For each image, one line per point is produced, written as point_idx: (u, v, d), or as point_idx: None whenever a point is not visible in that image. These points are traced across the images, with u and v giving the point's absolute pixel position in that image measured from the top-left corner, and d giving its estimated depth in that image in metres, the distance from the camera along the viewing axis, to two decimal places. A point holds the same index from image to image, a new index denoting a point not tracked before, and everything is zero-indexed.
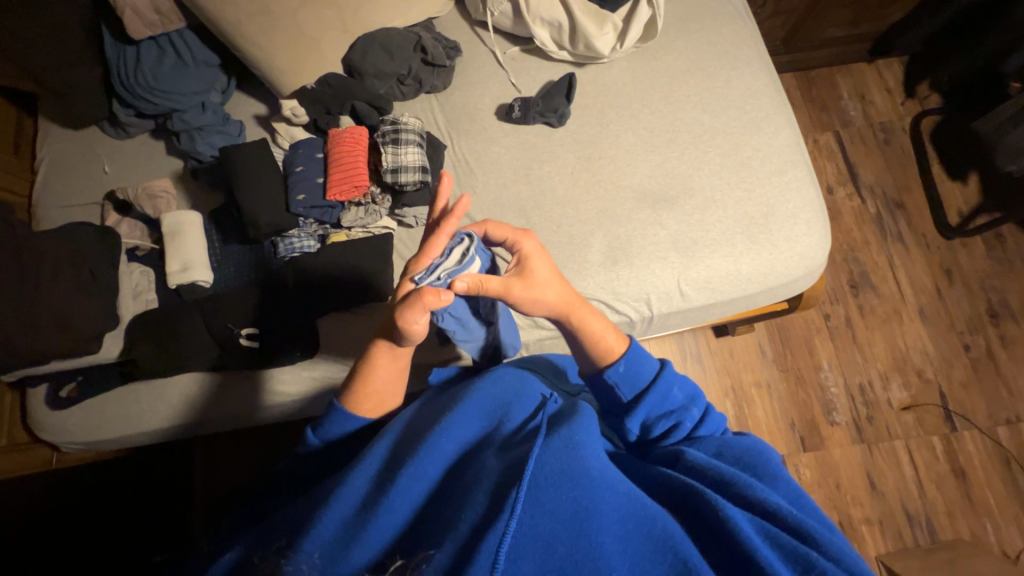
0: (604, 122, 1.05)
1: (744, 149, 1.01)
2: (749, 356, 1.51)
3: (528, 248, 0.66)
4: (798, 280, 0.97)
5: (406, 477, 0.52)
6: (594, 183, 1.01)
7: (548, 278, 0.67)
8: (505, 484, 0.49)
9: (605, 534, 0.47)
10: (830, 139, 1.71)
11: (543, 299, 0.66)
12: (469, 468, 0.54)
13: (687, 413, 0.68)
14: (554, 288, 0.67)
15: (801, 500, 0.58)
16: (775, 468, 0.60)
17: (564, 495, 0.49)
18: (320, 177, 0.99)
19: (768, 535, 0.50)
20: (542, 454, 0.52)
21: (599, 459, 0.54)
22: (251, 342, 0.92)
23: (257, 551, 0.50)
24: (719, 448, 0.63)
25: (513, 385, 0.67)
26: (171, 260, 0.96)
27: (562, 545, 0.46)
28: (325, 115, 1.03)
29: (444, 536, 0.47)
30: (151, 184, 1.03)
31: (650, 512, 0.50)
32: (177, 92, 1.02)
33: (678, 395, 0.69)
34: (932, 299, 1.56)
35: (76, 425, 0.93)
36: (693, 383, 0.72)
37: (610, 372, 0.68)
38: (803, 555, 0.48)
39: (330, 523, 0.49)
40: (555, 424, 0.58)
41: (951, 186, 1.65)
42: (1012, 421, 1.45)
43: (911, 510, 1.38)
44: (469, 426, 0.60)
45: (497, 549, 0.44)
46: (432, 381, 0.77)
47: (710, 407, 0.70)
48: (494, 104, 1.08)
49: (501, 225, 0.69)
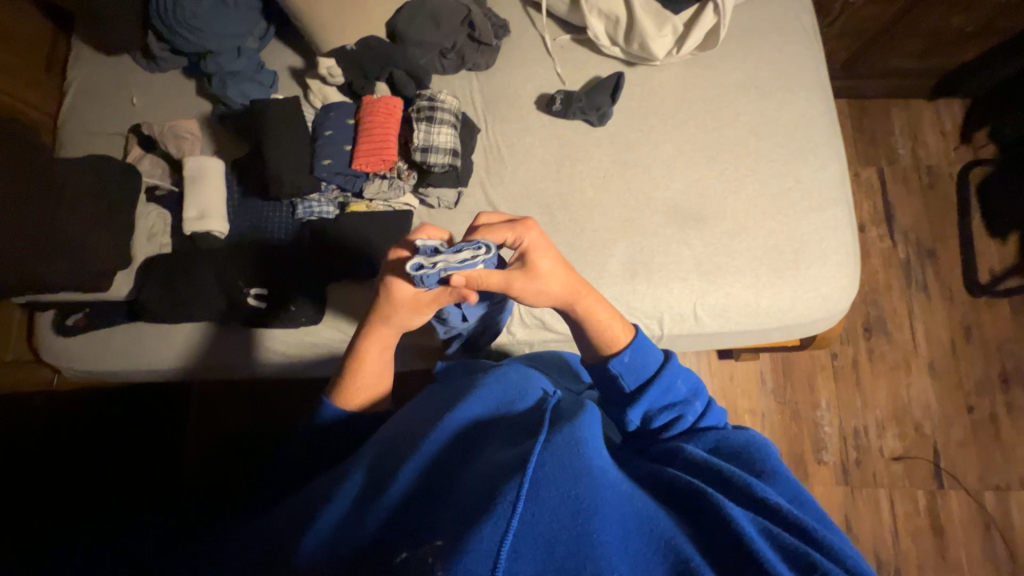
0: (646, 127, 1.01)
1: (785, 180, 0.98)
2: (749, 383, 1.50)
3: (531, 240, 0.67)
4: (816, 321, 0.95)
5: (405, 466, 0.52)
6: (624, 189, 0.98)
7: (551, 268, 0.67)
8: (505, 476, 0.48)
9: (604, 531, 0.46)
10: (872, 175, 1.65)
11: (547, 288, 0.67)
12: (469, 461, 0.54)
13: (687, 408, 0.67)
14: (557, 278, 0.67)
15: (800, 497, 0.56)
16: (773, 464, 0.58)
17: (565, 492, 0.47)
18: (347, 145, 0.97)
19: (769, 536, 0.49)
20: (542, 453, 0.50)
21: (601, 457, 0.54)
22: (257, 302, 0.93)
23: (265, 530, 0.53)
24: (716, 443, 0.62)
25: (517, 383, 0.66)
26: (189, 206, 0.94)
27: (562, 544, 0.44)
28: (361, 79, 1.00)
29: (445, 528, 0.45)
30: (177, 125, 1.01)
31: (650, 516, 0.49)
32: (212, 32, 0.99)
33: (680, 388, 0.69)
34: (945, 354, 1.53)
35: (80, 354, 0.94)
36: (696, 376, 0.71)
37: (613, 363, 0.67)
38: (804, 557, 0.46)
39: (338, 505, 0.51)
40: (555, 423, 0.57)
41: (988, 243, 1.59)
42: (1001, 488, 1.44)
43: (882, 557, 1.38)
44: (472, 409, 0.60)
45: (498, 547, 0.42)
46: (435, 372, 0.79)
47: (712, 401, 0.70)
48: (535, 92, 1.04)
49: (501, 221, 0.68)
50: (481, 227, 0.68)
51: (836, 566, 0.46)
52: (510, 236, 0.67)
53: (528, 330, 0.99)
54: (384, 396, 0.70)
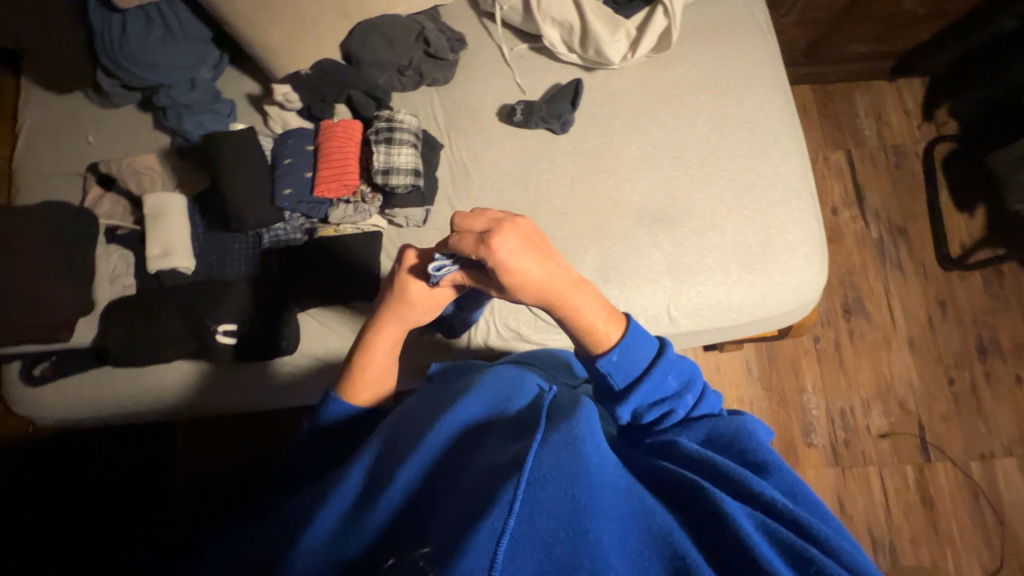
0: (609, 131, 1.02)
1: (749, 174, 0.98)
2: (735, 373, 1.51)
3: (498, 253, 0.57)
4: (789, 313, 0.96)
5: (407, 464, 0.51)
6: (591, 195, 0.98)
7: (522, 274, 0.59)
8: (504, 475, 0.46)
9: (603, 532, 0.44)
10: (841, 158, 1.67)
11: (513, 292, 0.61)
12: (468, 462, 0.51)
13: (680, 401, 0.64)
14: (524, 285, 0.60)
15: (797, 490, 0.54)
16: (768, 454, 0.57)
17: (562, 493, 0.45)
18: (308, 171, 0.97)
19: (765, 530, 0.47)
20: (539, 452, 0.47)
21: (600, 452, 0.50)
22: (227, 339, 0.90)
23: (257, 538, 0.53)
24: (708, 432, 0.61)
25: (513, 376, 0.62)
26: (152, 244, 0.93)
27: (560, 545, 0.42)
28: (319, 102, 1.00)
29: (435, 536, 0.45)
30: (135, 160, 0.99)
31: (649, 510, 0.48)
32: (163, 65, 0.98)
33: (671, 382, 0.64)
34: (923, 329, 1.56)
35: (47, 406, 0.91)
36: (690, 365, 0.67)
37: (601, 362, 0.62)
38: (801, 552, 0.45)
39: (332, 511, 0.50)
40: (552, 420, 0.53)
41: (957, 217, 1.62)
42: (986, 456, 1.47)
43: (876, 534, 1.40)
44: (468, 410, 0.56)
45: (494, 549, 0.41)
46: (432, 372, 0.73)
47: (707, 387, 0.67)
48: (496, 104, 1.04)
49: (467, 231, 0.59)
50: (449, 236, 0.61)
51: (836, 565, 0.44)
52: (475, 249, 0.58)
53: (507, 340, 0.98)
54: (390, 392, 0.70)
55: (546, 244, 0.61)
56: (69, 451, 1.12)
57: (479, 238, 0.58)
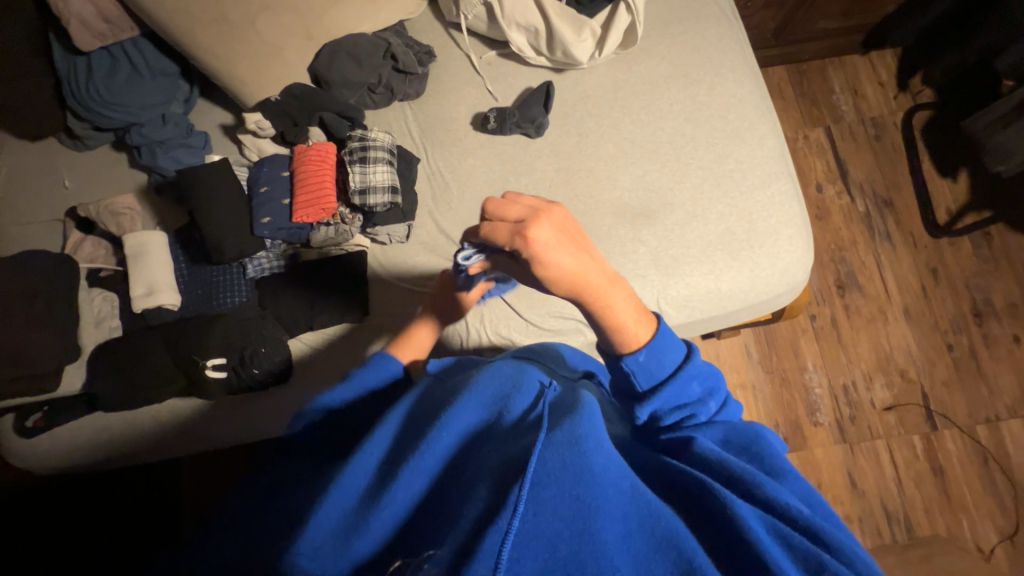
0: (583, 131, 1.02)
1: (726, 161, 0.99)
2: (735, 358, 1.50)
3: (536, 247, 0.51)
4: (778, 296, 0.95)
5: (408, 471, 0.47)
6: (572, 195, 0.98)
7: (558, 268, 0.52)
8: (506, 478, 0.43)
9: (608, 532, 0.40)
10: (820, 135, 1.68)
11: (543, 286, 0.55)
12: (472, 462, 0.48)
13: (703, 406, 0.60)
14: (556, 282, 0.53)
15: (813, 498, 0.51)
16: (783, 462, 0.54)
17: (566, 493, 0.42)
18: (286, 198, 0.96)
19: (778, 535, 0.44)
20: (544, 451, 0.45)
21: (605, 454, 0.47)
22: (217, 373, 0.88)
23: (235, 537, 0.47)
24: (726, 433, 0.57)
25: (512, 374, 0.58)
26: (135, 284, 0.93)
27: (565, 543, 0.39)
28: (292, 128, 1.00)
29: (443, 536, 0.41)
30: (114, 202, 0.97)
31: (653, 507, 0.44)
32: (131, 105, 0.98)
33: (695, 389, 0.60)
34: (917, 298, 1.56)
35: (43, 456, 0.90)
36: (716, 373, 0.62)
37: (627, 360, 0.57)
38: (813, 557, 0.42)
39: (333, 509, 0.45)
40: (556, 419, 0.50)
41: (940, 183, 1.63)
42: (991, 420, 1.47)
43: (890, 507, 1.40)
44: (467, 416, 0.53)
45: (499, 548, 0.37)
46: (429, 370, 0.69)
47: (728, 398, 0.63)
48: (469, 113, 1.04)
49: (503, 219, 0.53)
50: (480, 223, 0.55)
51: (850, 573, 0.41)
52: (511, 240, 0.52)
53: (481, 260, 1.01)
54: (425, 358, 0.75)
55: (584, 237, 0.54)
56: (70, 497, 1.11)
57: (513, 229, 0.52)
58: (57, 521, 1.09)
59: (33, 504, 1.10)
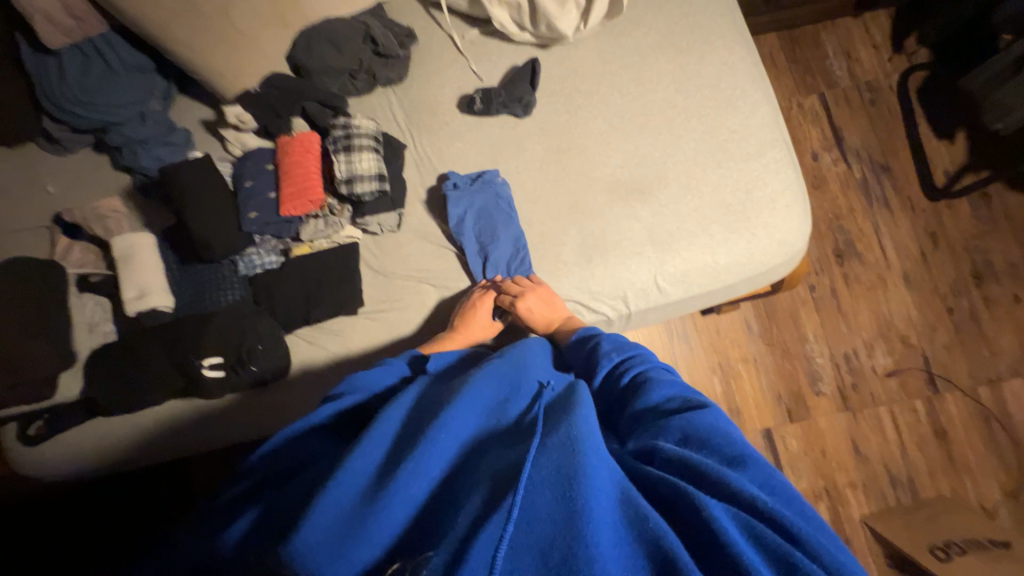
0: (572, 108, 1.00)
1: (721, 132, 0.97)
2: (736, 332, 1.48)
3: (524, 304, 0.85)
4: (777, 267, 0.94)
5: (411, 466, 0.44)
6: (563, 175, 0.97)
7: (540, 317, 0.86)
8: (501, 483, 0.43)
9: (600, 535, 0.39)
10: (815, 103, 1.64)
11: (527, 325, 0.87)
12: (471, 470, 0.47)
13: (604, 362, 0.67)
14: (534, 321, 0.85)
15: (773, 482, 0.47)
16: (742, 446, 0.50)
17: (560, 497, 0.41)
18: (272, 192, 0.95)
19: (750, 533, 0.41)
20: (538, 457, 0.44)
21: (603, 458, 0.46)
22: (215, 371, 0.87)
23: (238, 529, 0.45)
24: (683, 430, 0.52)
25: (509, 377, 0.60)
26: (127, 287, 0.91)
27: (557, 552, 0.38)
28: (275, 119, 0.98)
29: (441, 538, 0.40)
30: (99, 205, 0.96)
31: (641, 509, 0.41)
32: (108, 106, 0.95)
33: (605, 346, 0.70)
34: (917, 263, 1.55)
35: (47, 462, 0.90)
36: (632, 342, 0.71)
37: (572, 337, 0.77)
38: (785, 556, 0.39)
39: (327, 510, 0.41)
40: (552, 421, 0.50)
41: (938, 146, 1.60)
42: (993, 380, 1.47)
43: (893, 472, 1.41)
44: (468, 421, 0.52)
45: (493, 556, 0.38)
46: (428, 368, 0.69)
47: (644, 355, 0.68)
48: (455, 96, 1.02)
49: (503, 288, 0.88)
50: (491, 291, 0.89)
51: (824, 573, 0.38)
52: (507, 297, 0.87)
53: (470, 189, 0.95)
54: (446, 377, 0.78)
55: (554, 297, 0.87)
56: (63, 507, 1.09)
57: (512, 297, 0.86)
58: (67, 525, 1.08)
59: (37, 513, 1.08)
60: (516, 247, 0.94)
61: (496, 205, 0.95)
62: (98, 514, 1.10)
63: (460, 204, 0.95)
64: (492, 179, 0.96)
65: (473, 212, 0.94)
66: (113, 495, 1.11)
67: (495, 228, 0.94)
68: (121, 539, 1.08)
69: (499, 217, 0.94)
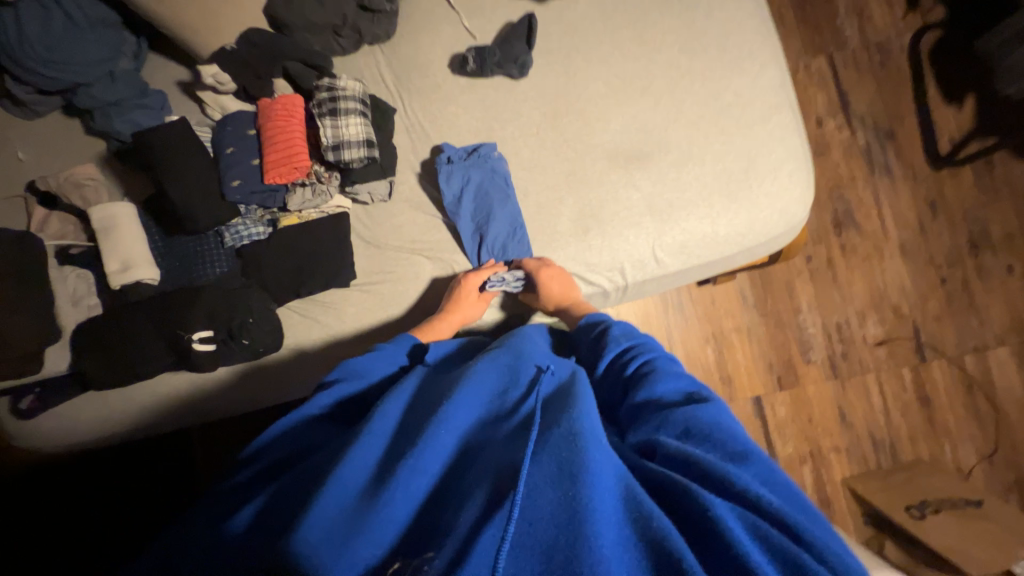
0: (571, 69, 0.95)
1: (724, 95, 0.93)
2: (731, 303, 1.48)
3: (546, 272, 0.85)
4: (777, 238, 0.93)
5: (410, 466, 0.45)
6: (560, 142, 0.93)
7: (552, 297, 0.85)
8: (501, 478, 0.42)
9: (605, 535, 0.37)
10: (823, 65, 1.57)
11: (541, 294, 0.85)
12: (471, 467, 0.46)
13: (611, 346, 0.68)
14: (549, 294, 0.84)
15: (774, 478, 0.47)
16: (745, 442, 0.49)
17: (562, 494, 0.40)
18: (255, 158, 0.91)
19: (757, 534, 0.40)
20: (538, 454, 0.43)
21: (605, 451, 0.44)
22: (205, 345, 0.85)
23: (245, 517, 0.45)
24: (686, 424, 0.51)
25: (507, 365, 0.59)
26: (109, 260, 0.88)
27: (559, 553, 0.36)
28: (255, 80, 0.91)
29: (443, 539, 0.39)
30: (74, 172, 0.91)
31: (646, 507, 0.40)
32: (74, 63, 0.88)
33: (614, 331, 0.70)
34: (914, 233, 1.54)
35: (47, 434, 0.90)
36: (642, 331, 0.71)
37: (581, 320, 0.78)
38: (792, 556, 0.38)
39: (331, 503, 0.43)
40: (552, 413, 0.49)
41: (945, 111, 1.56)
42: (979, 349, 1.50)
43: (877, 437, 1.45)
44: (466, 415, 0.52)
45: (495, 553, 0.36)
46: (427, 359, 0.69)
47: (652, 344, 0.67)
48: (445, 54, 0.96)
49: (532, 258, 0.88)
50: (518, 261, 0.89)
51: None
52: (533, 266, 0.86)
53: (464, 164, 0.91)
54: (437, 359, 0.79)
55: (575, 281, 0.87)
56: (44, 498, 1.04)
57: (540, 262, 0.87)
58: (63, 529, 1.03)
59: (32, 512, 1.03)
60: (512, 227, 0.91)
61: (493, 180, 0.92)
62: (99, 514, 1.04)
63: (454, 180, 0.91)
64: (488, 154, 0.92)
65: (468, 185, 0.91)
66: (113, 494, 1.05)
67: (490, 210, 0.91)
68: (125, 539, 1.03)
69: (496, 193, 0.91)
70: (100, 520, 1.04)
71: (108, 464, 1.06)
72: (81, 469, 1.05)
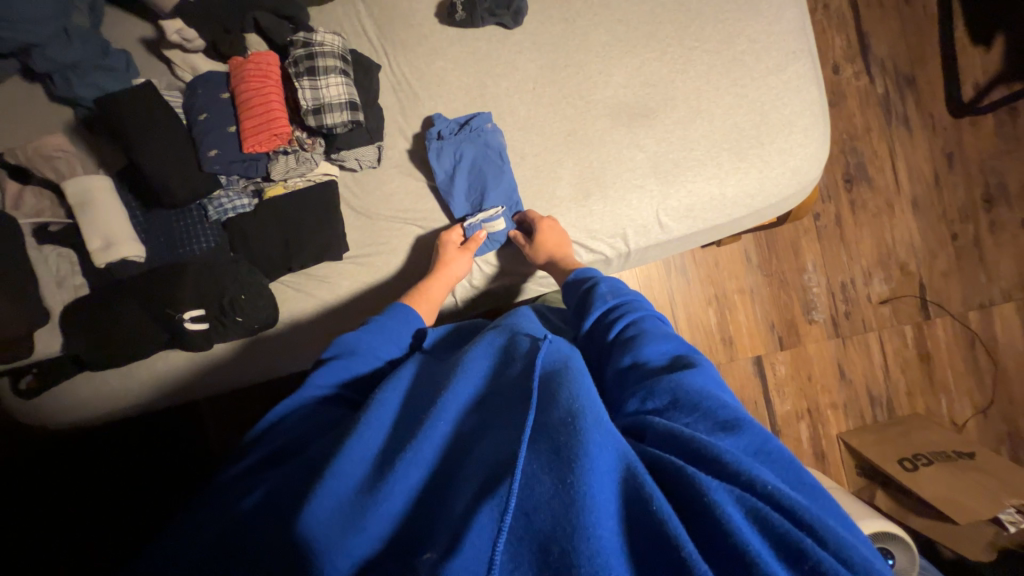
0: (571, 15, 0.88)
1: (738, 41, 0.86)
2: (734, 265, 1.45)
3: (543, 221, 0.83)
4: (788, 200, 0.88)
5: (409, 458, 0.44)
6: (559, 98, 0.87)
7: (543, 249, 0.81)
8: (498, 467, 0.41)
9: (604, 526, 0.36)
10: (843, 3, 1.44)
11: (533, 243, 0.82)
12: (469, 453, 0.45)
13: (598, 304, 0.66)
14: (541, 244, 0.81)
15: (767, 447, 0.45)
16: (736, 411, 0.47)
17: (558, 484, 0.38)
18: (232, 125, 0.85)
19: (753, 516, 0.38)
20: (535, 441, 0.42)
21: (605, 430, 0.43)
22: (197, 325, 0.83)
23: (246, 503, 0.45)
24: (673, 394, 0.49)
25: (506, 346, 0.57)
26: (91, 237, 0.84)
27: (556, 545, 0.36)
28: (224, 35, 0.85)
29: (438, 536, 0.39)
30: (43, 144, 0.85)
31: (644, 489, 0.38)
32: (22, 17, 0.80)
33: (601, 289, 0.69)
34: (928, 187, 1.48)
35: (49, 413, 0.89)
36: (629, 289, 0.68)
37: (570, 276, 0.75)
38: (792, 542, 0.36)
39: (331, 494, 0.42)
40: (549, 387, 0.47)
41: (972, 54, 1.45)
42: (985, 305, 1.48)
43: (874, 393, 1.46)
44: (464, 399, 0.51)
45: (492, 548, 0.36)
46: (424, 345, 0.69)
47: (640, 304, 0.65)
48: (433, 2, 0.88)
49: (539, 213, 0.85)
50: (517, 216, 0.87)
51: (832, 559, 0.36)
52: (537, 216, 0.84)
53: (457, 139, 0.85)
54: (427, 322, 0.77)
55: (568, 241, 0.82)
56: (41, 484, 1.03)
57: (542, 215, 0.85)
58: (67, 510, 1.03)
59: (20, 501, 1.02)
60: (508, 207, 0.86)
61: (485, 157, 0.86)
62: (98, 500, 1.04)
63: (446, 158, 0.85)
64: (481, 127, 0.85)
65: (461, 150, 0.85)
66: (113, 473, 1.05)
67: (484, 188, 0.85)
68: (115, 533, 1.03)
69: (491, 169, 0.85)
70: (87, 514, 1.03)
71: (107, 444, 1.06)
72: (66, 461, 1.04)
